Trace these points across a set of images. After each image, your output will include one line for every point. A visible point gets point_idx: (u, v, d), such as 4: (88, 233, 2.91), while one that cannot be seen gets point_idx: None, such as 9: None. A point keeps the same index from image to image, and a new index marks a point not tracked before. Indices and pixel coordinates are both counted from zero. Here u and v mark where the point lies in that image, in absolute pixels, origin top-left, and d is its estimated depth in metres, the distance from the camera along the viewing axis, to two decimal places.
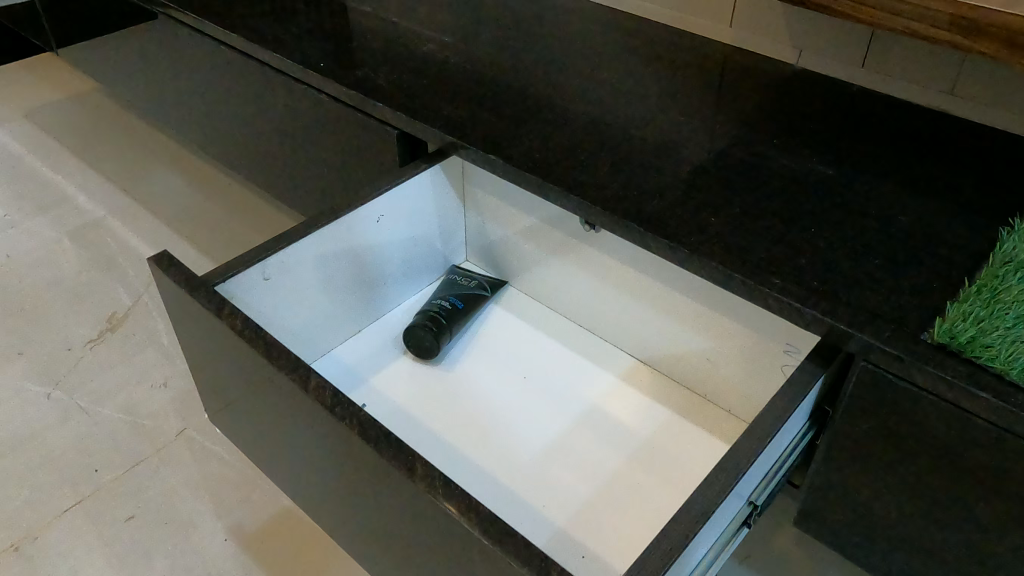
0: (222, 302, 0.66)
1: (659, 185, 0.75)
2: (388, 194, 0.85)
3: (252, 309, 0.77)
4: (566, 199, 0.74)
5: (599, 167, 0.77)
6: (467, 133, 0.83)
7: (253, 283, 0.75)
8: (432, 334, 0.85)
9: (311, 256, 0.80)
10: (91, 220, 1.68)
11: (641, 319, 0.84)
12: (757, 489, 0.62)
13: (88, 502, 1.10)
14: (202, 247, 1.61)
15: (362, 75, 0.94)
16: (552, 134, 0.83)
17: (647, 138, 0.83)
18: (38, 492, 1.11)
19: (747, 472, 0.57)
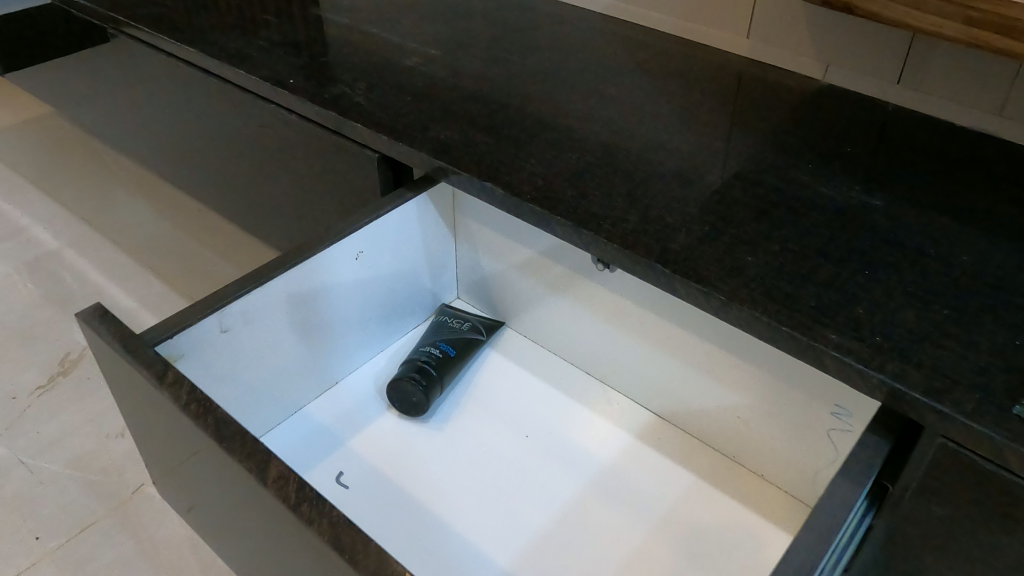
0: (166, 369, 0.55)
1: (682, 219, 0.65)
2: (367, 228, 0.75)
3: (208, 365, 0.66)
4: (577, 236, 0.64)
5: (612, 197, 0.67)
6: (460, 158, 0.72)
7: (208, 335, 0.64)
8: (419, 389, 0.73)
9: (277, 301, 0.69)
10: (47, 251, 1.56)
11: (659, 367, 0.74)
12: None
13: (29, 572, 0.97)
14: (169, 280, 1.50)
15: (337, 93, 0.84)
16: (556, 158, 0.73)
17: (664, 163, 0.73)
18: None
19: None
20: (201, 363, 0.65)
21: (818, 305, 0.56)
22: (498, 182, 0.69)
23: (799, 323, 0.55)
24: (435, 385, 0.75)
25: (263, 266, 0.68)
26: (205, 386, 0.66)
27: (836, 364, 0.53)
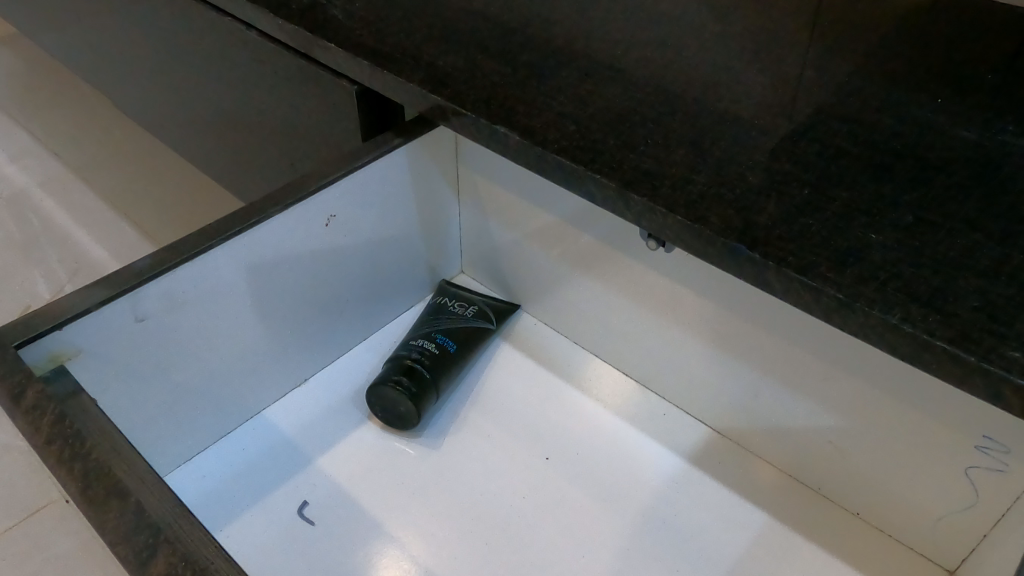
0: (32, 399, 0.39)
1: (770, 176, 0.47)
2: (344, 185, 0.57)
3: (120, 366, 0.49)
4: (622, 202, 0.46)
5: (671, 145, 0.49)
6: (462, 91, 0.54)
7: (116, 327, 0.48)
8: (410, 397, 0.58)
9: (219, 280, 0.52)
10: (13, 193, 1.42)
11: (720, 371, 0.59)
12: None
13: None
14: (144, 229, 1.34)
15: (309, 3, 0.64)
16: (592, 92, 0.54)
17: (741, 98, 0.54)
18: None
19: None
20: (112, 365, 0.49)
21: (983, 306, 0.38)
22: (513, 124, 0.51)
23: (960, 337, 0.37)
24: (428, 390, 0.60)
25: (195, 234, 0.51)
26: (119, 396, 0.50)
27: (1017, 400, 0.35)
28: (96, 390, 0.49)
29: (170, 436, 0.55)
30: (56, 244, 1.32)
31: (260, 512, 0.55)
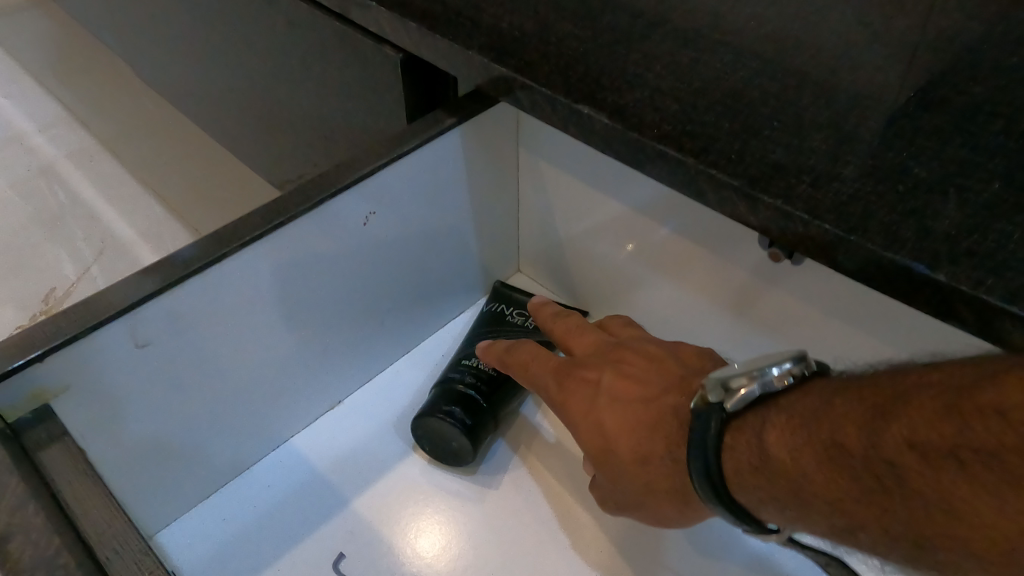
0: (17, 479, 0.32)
1: (947, 158, 0.35)
2: (386, 175, 0.47)
3: (121, 401, 0.41)
4: (746, 203, 0.36)
5: (804, 124, 0.38)
6: (532, 60, 0.44)
7: (113, 356, 0.39)
8: (468, 431, 0.51)
9: (239, 294, 0.44)
10: (42, 166, 1.38)
11: (732, 329, 0.54)
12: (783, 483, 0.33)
13: None
14: (173, 206, 1.29)
15: None
16: (695, 61, 0.43)
17: (889, 62, 0.41)
18: None
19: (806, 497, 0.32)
20: (111, 401, 0.41)
21: None
22: (597, 103, 0.41)
23: None
24: (488, 421, 0.52)
25: (207, 237, 0.41)
26: (120, 433, 0.42)
27: None
28: (88, 427, 0.40)
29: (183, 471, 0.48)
30: (83, 220, 1.28)
31: (290, 564, 0.49)
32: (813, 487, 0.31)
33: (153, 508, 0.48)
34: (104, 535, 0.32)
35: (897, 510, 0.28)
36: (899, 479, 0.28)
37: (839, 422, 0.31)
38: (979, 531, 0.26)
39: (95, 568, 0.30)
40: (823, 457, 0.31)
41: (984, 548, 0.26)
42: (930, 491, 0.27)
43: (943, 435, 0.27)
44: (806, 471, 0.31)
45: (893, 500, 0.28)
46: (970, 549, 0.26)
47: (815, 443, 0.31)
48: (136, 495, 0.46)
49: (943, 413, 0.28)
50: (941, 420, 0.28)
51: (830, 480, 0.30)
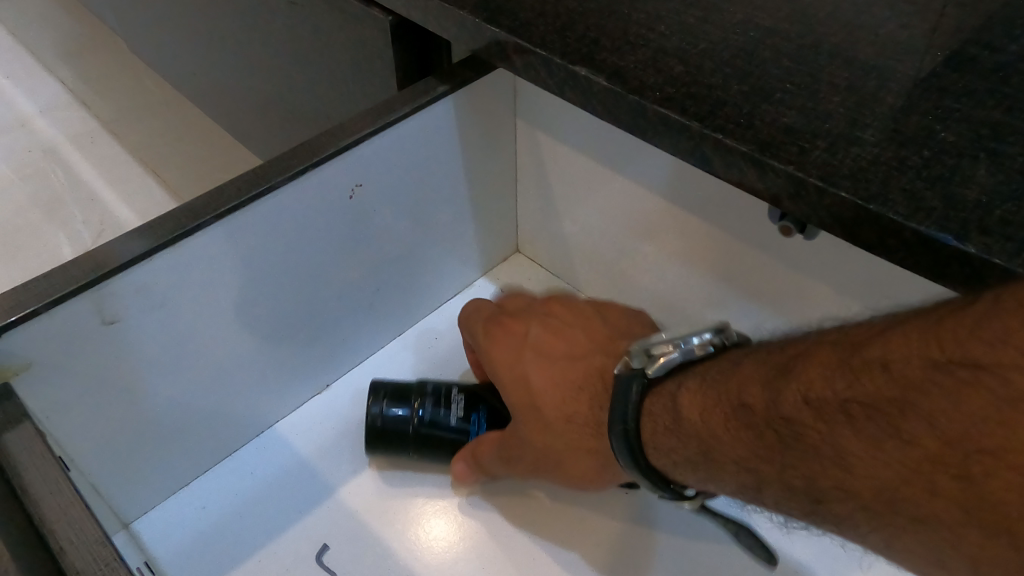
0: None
1: (980, 119, 0.32)
2: (372, 143, 0.45)
3: (88, 382, 0.39)
4: (755, 170, 0.33)
5: (818, 87, 0.35)
6: (528, 20, 0.41)
7: (80, 334, 0.37)
8: (371, 415, 0.48)
9: (217, 269, 0.41)
10: (40, 145, 1.36)
11: (700, 288, 0.52)
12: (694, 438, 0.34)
13: None
14: (172, 187, 1.28)
15: None
16: (703, 21, 0.40)
17: (914, 20, 0.38)
18: None
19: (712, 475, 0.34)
20: (76, 382, 0.38)
21: None
22: (595, 64, 0.38)
23: None
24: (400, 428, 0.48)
25: (180, 209, 0.39)
26: (87, 416, 0.40)
27: None
28: (54, 408, 0.38)
29: (159, 456, 0.46)
30: (82, 201, 1.26)
31: (273, 553, 0.47)
32: (723, 449, 0.32)
33: (129, 494, 0.46)
34: (59, 525, 0.30)
35: (795, 470, 0.29)
36: (790, 435, 0.29)
37: (739, 383, 0.32)
38: (863, 482, 0.27)
39: (43, 561, 0.28)
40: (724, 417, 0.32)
41: (867, 498, 0.27)
42: (820, 447, 0.28)
43: (832, 390, 0.27)
44: (712, 431, 0.32)
45: (791, 458, 0.29)
46: (854, 499, 0.27)
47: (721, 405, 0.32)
48: (109, 481, 0.44)
49: (833, 366, 0.28)
50: (829, 373, 0.28)
51: (731, 441, 0.31)
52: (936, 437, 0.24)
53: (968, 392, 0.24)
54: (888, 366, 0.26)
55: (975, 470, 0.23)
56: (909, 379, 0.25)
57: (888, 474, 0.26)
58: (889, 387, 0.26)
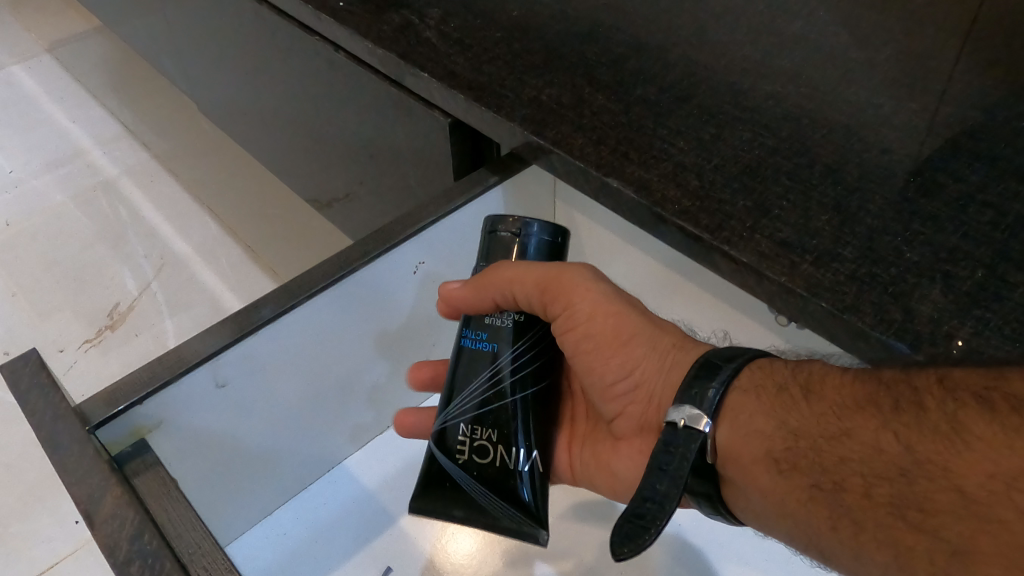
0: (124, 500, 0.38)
1: (940, 243, 0.39)
2: (433, 229, 0.53)
3: (200, 430, 0.48)
4: (753, 277, 0.40)
5: (810, 204, 0.42)
6: (568, 133, 0.49)
7: (199, 394, 0.46)
8: (527, 230, 0.46)
9: (302, 336, 0.50)
10: (105, 182, 1.49)
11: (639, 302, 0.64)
12: (750, 414, 0.38)
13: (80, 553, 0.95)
14: (227, 224, 1.38)
15: (403, 22, 0.61)
16: (716, 138, 0.47)
17: (894, 145, 0.45)
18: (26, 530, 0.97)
19: (781, 440, 0.37)
20: (190, 431, 0.47)
21: None
22: (625, 177, 0.45)
23: None
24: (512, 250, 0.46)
25: (278, 290, 0.47)
26: (194, 455, 0.49)
27: None
28: (169, 452, 0.47)
29: (244, 484, 0.56)
30: (144, 237, 1.37)
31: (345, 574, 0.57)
32: (808, 426, 0.37)
33: (221, 519, 0.56)
34: (196, 556, 0.37)
35: (821, 487, 0.35)
36: (819, 459, 0.36)
37: (778, 407, 0.38)
38: (881, 501, 0.33)
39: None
40: (763, 435, 0.38)
41: (884, 514, 0.33)
42: (848, 473, 0.35)
43: (941, 408, 0.34)
44: (741, 450, 0.38)
45: (819, 475, 0.35)
46: (878, 519, 0.33)
47: (764, 421, 0.38)
48: (208, 509, 0.54)
49: (860, 402, 0.36)
50: (857, 410, 0.36)
51: (762, 460, 0.37)
52: (937, 469, 0.32)
53: (970, 420, 0.33)
54: (906, 403, 0.35)
55: (976, 492, 0.31)
56: (917, 417, 0.34)
57: (904, 494, 0.33)
58: (904, 421, 0.34)
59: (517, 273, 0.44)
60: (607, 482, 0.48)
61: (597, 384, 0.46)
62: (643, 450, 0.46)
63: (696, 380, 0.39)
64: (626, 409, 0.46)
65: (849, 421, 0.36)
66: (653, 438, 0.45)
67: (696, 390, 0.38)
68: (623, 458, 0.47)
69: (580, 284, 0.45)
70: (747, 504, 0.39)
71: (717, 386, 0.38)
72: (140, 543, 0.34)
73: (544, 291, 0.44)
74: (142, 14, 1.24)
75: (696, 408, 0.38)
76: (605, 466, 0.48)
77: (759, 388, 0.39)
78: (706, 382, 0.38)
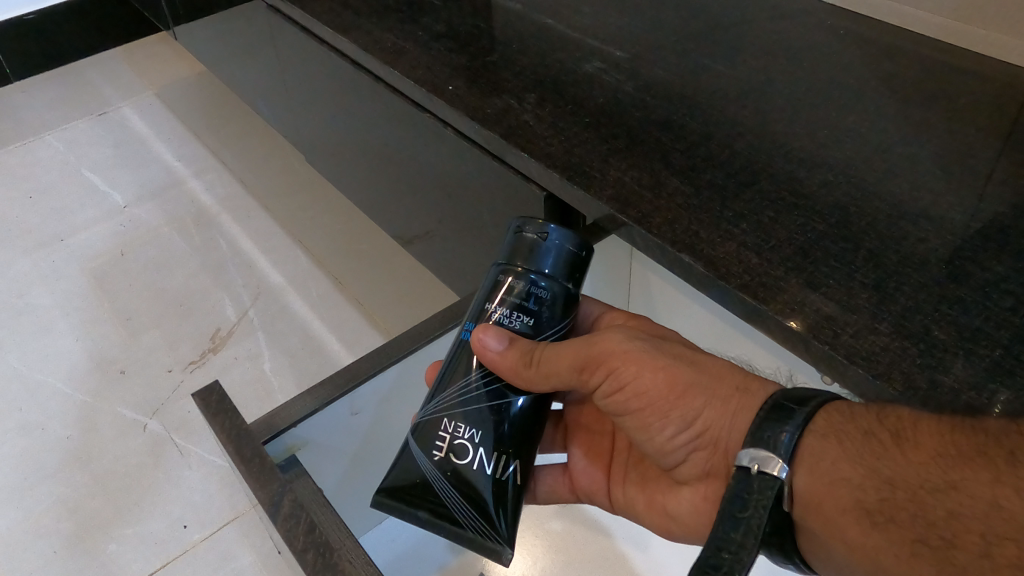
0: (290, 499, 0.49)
1: (965, 326, 0.47)
2: None
3: (334, 450, 0.59)
4: (803, 344, 0.49)
5: (854, 284, 0.50)
6: (648, 212, 0.58)
7: (337, 421, 0.57)
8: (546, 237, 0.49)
9: (415, 375, 0.61)
10: (207, 214, 1.64)
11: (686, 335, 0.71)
12: (825, 463, 0.42)
13: (188, 555, 1.08)
14: (316, 256, 1.51)
15: (502, 105, 0.71)
16: (775, 223, 0.56)
17: (930, 236, 0.53)
18: (141, 533, 1.11)
19: (871, 479, 0.41)
20: (326, 449, 0.58)
21: None
22: (696, 252, 0.54)
23: None
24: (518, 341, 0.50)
25: (404, 337, 0.58)
26: (327, 470, 0.60)
27: None
28: (310, 465, 0.58)
29: (357, 497, 0.67)
30: (242, 266, 1.51)
31: None
32: (902, 476, 0.40)
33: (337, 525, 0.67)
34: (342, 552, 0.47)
35: (926, 543, 0.37)
36: (916, 510, 0.39)
37: (861, 452, 0.42)
38: (1003, 560, 0.35)
39: None
40: (851, 484, 0.41)
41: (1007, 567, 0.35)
42: (961, 527, 0.37)
43: None
44: (824, 495, 0.42)
45: (925, 531, 0.38)
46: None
47: (850, 471, 0.42)
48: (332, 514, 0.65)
49: (967, 453, 0.39)
50: (965, 463, 0.39)
51: (852, 509, 0.41)
52: None
53: None
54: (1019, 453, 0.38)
55: None
56: None
57: None
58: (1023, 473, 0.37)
59: (555, 360, 0.48)
60: (661, 519, 0.57)
61: (656, 441, 0.52)
62: (705, 497, 0.53)
63: (770, 424, 0.43)
64: (691, 458, 0.52)
65: (957, 474, 0.39)
66: (720, 484, 0.51)
67: (769, 435, 0.43)
68: (678, 500, 0.56)
69: (617, 349, 0.50)
70: (820, 554, 0.43)
71: (791, 430, 0.43)
72: (311, 537, 0.44)
73: (584, 370, 0.50)
74: (251, 70, 1.39)
75: (769, 453, 0.42)
76: (662, 508, 0.57)
77: (840, 434, 0.43)
78: (780, 427, 0.43)
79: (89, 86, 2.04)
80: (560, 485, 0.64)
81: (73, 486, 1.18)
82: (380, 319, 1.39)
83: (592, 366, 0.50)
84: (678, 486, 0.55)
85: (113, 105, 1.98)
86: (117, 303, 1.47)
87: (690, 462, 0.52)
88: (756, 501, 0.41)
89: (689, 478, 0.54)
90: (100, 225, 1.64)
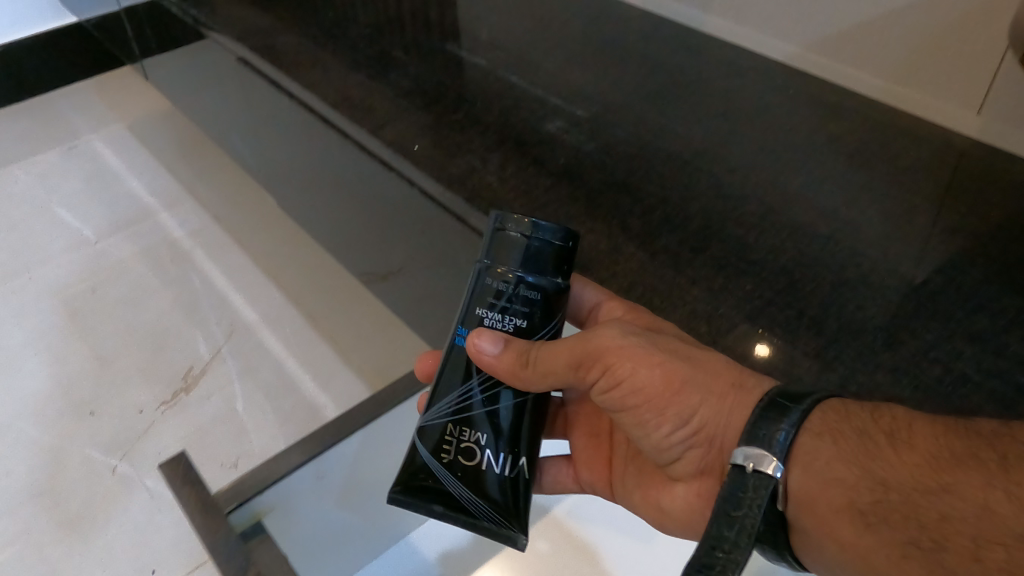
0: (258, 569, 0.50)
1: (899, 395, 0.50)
2: None
3: (300, 514, 0.60)
4: None
5: (797, 352, 0.53)
6: (604, 277, 0.60)
7: (301, 487, 0.58)
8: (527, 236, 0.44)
9: (378, 438, 0.62)
10: (179, 250, 1.64)
11: None
12: (820, 462, 0.42)
13: None
14: (289, 292, 1.52)
15: (466, 166, 0.74)
16: (724, 288, 0.58)
17: (868, 304, 0.56)
18: None
19: (864, 478, 0.41)
20: (293, 513, 0.59)
21: None
22: None
23: None
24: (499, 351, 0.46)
25: None
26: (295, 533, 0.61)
27: None
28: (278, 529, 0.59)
29: (327, 556, 0.68)
30: (214, 303, 1.52)
31: None
32: (894, 477, 0.40)
33: None
34: None
35: (918, 544, 0.38)
36: (911, 511, 0.39)
37: (856, 451, 0.42)
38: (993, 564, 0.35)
39: None
40: (845, 484, 0.41)
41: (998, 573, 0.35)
42: (954, 530, 0.37)
43: None
44: (817, 493, 0.42)
45: (916, 532, 0.38)
46: None
47: (845, 471, 0.42)
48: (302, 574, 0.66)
49: (962, 456, 0.39)
50: (959, 465, 0.39)
51: (845, 508, 0.41)
52: None
53: None
54: (1011, 458, 0.38)
55: None
56: None
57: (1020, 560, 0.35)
58: (1012, 478, 0.38)
59: (550, 355, 0.46)
60: (654, 516, 0.56)
61: (651, 438, 0.51)
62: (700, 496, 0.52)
63: (767, 418, 0.43)
64: (687, 456, 0.51)
65: (952, 478, 0.39)
66: (715, 482, 0.50)
67: (765, 433, 0.42)
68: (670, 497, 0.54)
69: (612, 344, 0.48)
70: (811, 554, 0.43)
71: (788, 426, 0.42)
72: None
73: (578, 367, 0.48)
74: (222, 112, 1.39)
75: (764, 450, 0.42)
76: (655, 504, 0.55)
77: (834, 431, 0.43)
78: (776, 422, 0.42)
79: (59, 119, 2.03)
80: (564, 475, 0.61)
81: (41, 532, 1.17)
82: (353, 356, 1.40)
83: (588, 362, 0.48)
84: (670, 484, 0.54)
85: (84, 138, 1.97)
86: (87, 342, 1.46)
87: (685, 460, 0.51)
88: (751, 502, 0.41)
89: (684, 475, 0.52)
90: (70, 262, 1.63)
